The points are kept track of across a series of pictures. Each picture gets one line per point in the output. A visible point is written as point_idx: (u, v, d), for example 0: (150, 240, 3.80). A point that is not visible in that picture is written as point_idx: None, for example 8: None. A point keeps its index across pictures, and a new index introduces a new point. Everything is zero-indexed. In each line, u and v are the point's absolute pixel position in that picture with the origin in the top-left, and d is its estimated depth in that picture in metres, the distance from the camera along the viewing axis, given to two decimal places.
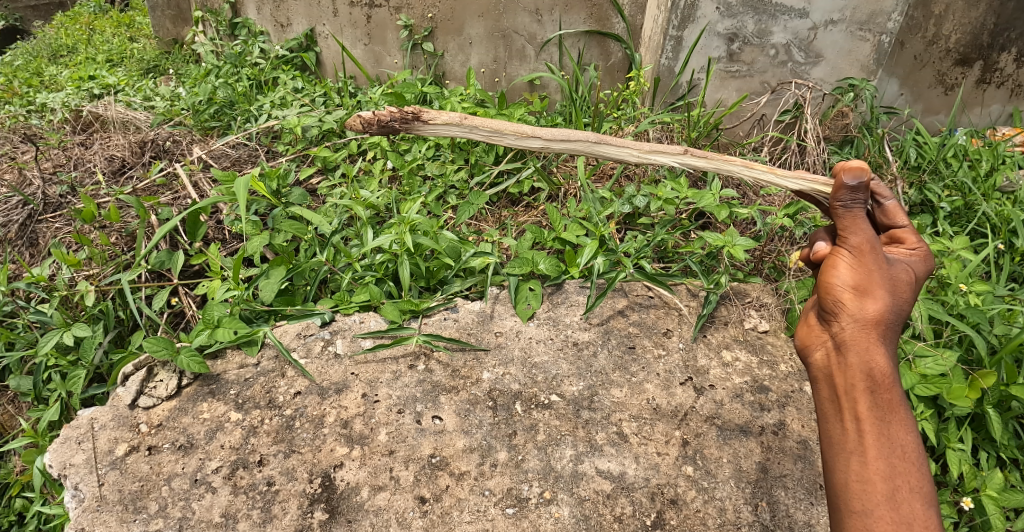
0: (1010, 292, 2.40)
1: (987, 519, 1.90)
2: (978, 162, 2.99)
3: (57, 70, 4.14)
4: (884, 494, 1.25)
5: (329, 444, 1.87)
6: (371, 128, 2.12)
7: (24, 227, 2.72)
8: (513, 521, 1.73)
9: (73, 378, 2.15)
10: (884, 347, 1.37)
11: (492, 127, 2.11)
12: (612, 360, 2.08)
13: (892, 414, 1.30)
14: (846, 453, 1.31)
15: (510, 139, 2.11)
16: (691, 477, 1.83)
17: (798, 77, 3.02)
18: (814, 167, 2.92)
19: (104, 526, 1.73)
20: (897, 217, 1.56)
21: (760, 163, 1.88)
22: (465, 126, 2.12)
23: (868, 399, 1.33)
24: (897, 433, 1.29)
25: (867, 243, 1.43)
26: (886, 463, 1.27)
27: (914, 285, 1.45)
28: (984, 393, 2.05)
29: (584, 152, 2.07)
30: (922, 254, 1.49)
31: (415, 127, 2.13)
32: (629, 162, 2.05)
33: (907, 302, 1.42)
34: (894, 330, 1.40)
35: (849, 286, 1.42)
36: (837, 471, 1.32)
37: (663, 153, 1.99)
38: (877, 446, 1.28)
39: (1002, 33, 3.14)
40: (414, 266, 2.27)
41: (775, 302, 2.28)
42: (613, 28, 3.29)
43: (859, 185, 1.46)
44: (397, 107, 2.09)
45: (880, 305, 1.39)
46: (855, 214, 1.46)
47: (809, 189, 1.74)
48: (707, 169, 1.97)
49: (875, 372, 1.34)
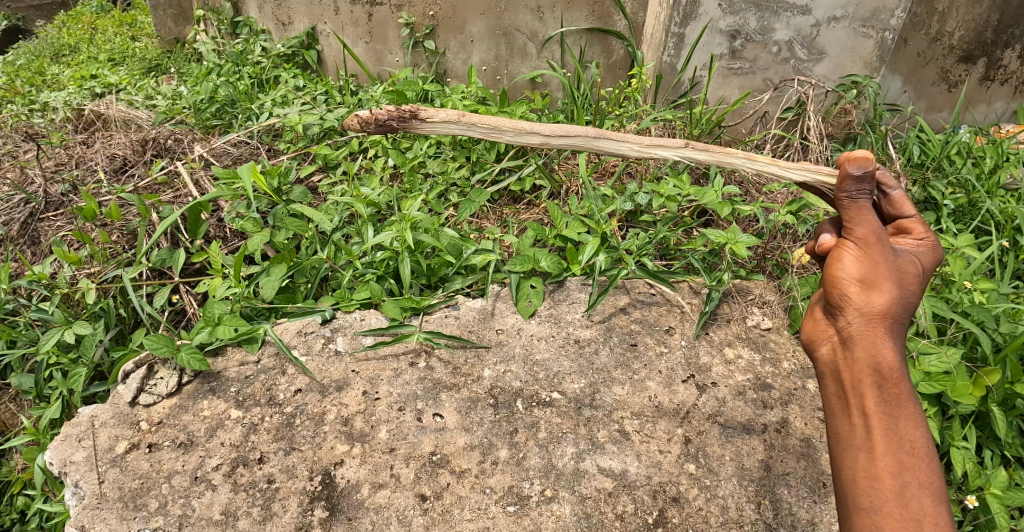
0: (1014, 290, 2.39)
1: (991, 517, 1.88)
2: (982, 159, 2.97)
3: (59, 70, 4.13)
4: (893, 491, 1.24)
5: (330, 443, 1.86)
6: (369, 127, 2.09)
7: (26, 226, 2.71)
8: (514, 520, 1.72)
9: (73, 376, 2.14)
10: (892, 341, 1.36)
11: (491, 124, 2.06)
12: (613, 358, 2.07)
13: (900, 409, 1.29)
14: (853, 449, 1.30)
15: (509, 136, 2.07)
16: (694, 475, 1.82)
17: (801, 73, 3.01)
18: (816, 165, 2.91)
19: (104, 524, 1.72)
20: (905, 207, 1.54)
21: (763, 156, 1.86)
22: (464, 123, 2.07)
23: (876, 395, 1.31)
24: (905, 429, 1.28)
25: (873, 234, 1.42)
26: (894, 459, 1.26)
27: (922, 275, 1.44)
28: (989, 390, 2.03)
29: (584, 148, 2.02)
30: (930, 245, 1.47)
31: (412, 125, 2.09)
32: (631, 158, 2.01)
33: (916, 293, 1.41)
34: (902, 323, 1.39)
35: (855, 279, 1.41)
36: (843, 467, 1.31)
37: (664, 146, 1.97)
38: (884, 442, 1.27)
39: (1006, 30, 3.12)
40: (415, 263, 2.27)
41: (777, 300, 2.27)
42: (615, 25, 3.28)
43: (865, 175, 1.44)
44: (394, 105, 2.05)
45: (887, 298, 1.37)
46: (861, 205, 1.45)
47: (814, 180, 1.73)
48: (709, 163, 1.97)
49: (882, 366, 1.33)
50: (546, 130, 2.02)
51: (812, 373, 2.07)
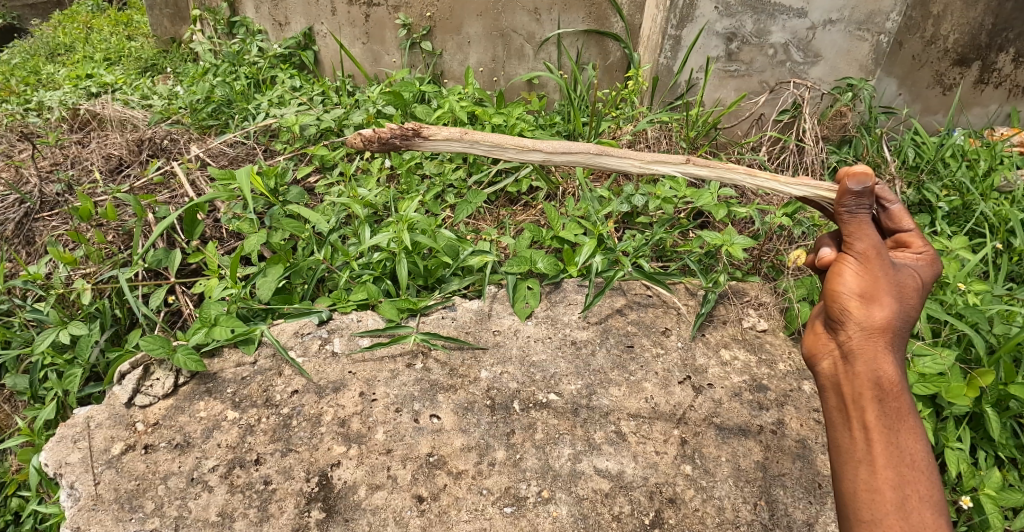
0: (1008, 292, 2.40)
1: (985, 518, 1.89)
2: (976, 161, 2.99)
3: (54, 69, 4.11)
4: (894, 504, 1.25)
5: (326, 444, 1.86)
6: (373, 146, 2.07)
7: (21, 226, 2.70)
8: (511, 520, 1.72)
9: (69, 377, 2.13)
10: (893, 355, 1.36)
11: (494, 141, 2.00)
12: (610, 359, 2.08)
13: (901, 423, 1.30)
14: (854, 462, 1.31)
15: (511, 153, 2.00)
16: (690, 476, 1.82)
17: (797, 76, 3.02)
18: (813, 167, 2.94)
19: (100, 525, 1.72)
20: (903, 220, 1.55)
21: (762, 171, 1.86)
22: (466, 141, 2.02)
23: (877, 408, 1.32)
24: (905, 443, 1.29)
25: (873, 249, 1.43)
26: (895, 471, 1.27)
27: (921, 289, 1.45)
28: (982, 392, 2.05)
29: (585, 164, 2.00)
30: (929, 258, 1.48)
31: (416, 143, 2.06)
32: (632, 173, 2.01)
33: (915, 307, 1.42)
34: (902, 337, 1.40)
35: (855, 294, 1.42)
36: (844, 480, 1.32)
37: (665, 163, 1.97)
38: (885, 456, 1.28)
39: (1000, 33, 3.14)
40: (412, 265, 2.28)
41: (773, 301, 2.28)
42: (612, 27, 3.30)
43: (864, 191, 1.45)
44: (396, 123, 2.02)
45: (887, 313, 1.38)
46: (860, 220, 1.46)
47: (812, 195, 1.75)
48: (709, 179, 1.95)
49: (882, 381, 1.34)
50: (547, 147, 2.01)
51: (807, 374, 2.09)
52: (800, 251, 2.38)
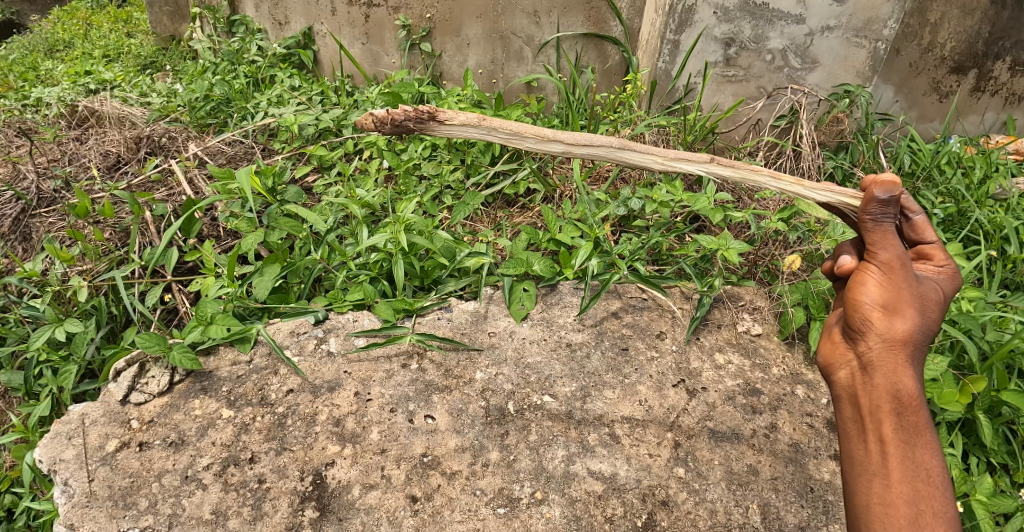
0: (1002, 299, 2.41)
1: (976, 523, 1.89)
2: (972, 169, 3.01)
3: (52, 65, 4.10)
4: (907, 518, 1.26)
5: (321, 443, 1.87)
6: (386, 127, 2.11)
7: (18, 222, 2.70)
8: (504, 521, 1.73)
9: (64, 373, 2.14)
10: (912, 369, 1.37)
11: (511, 130, 2.08)
12: (605, 362, 2.09)
13: (918, 437, 1.31)
14: (868, 475, 1.33)
15: (530, 143, 2.09)
16: (683, 478, 1.83)
17: (795, 82, 3.03)
18: (808, 172, 2.98)
19: (93, 522, 1.71)
20: (925, 232, 1.55)
21: (786, 175, 1.87)
22: (483, 128, 2.09)
23: (894, 421, 1.33)
24: (922, 457, 1.30)
25: (896, 259, 1.43)
26: (909, 486, 1.28)
27: (942, 303, 1.47)
28: (975, 399, 2.06)
29: (608, 158, 2.04)
30: (950, 273, 1.50)
31: (430, 127, 2.10)
32: (654, 169, 2.04)
33: (936, 321, 1.43)
34: (921, 350, 1.40)
35: (877, 305, 1.42)
36: (857, 492, 1.34)
37: (689, 161, 1.97)
38: (900, 470, 1.29)
39: (997, 42, 3.15)
40: (409, 266, 2.30)
41: (768, 306, 2.29)
42: (611, 31, 3.32)
43: (890, 199, 1.45)
44: (412, 106, 2.07)
45: (909, 325, 1.39)
46: (885, 229, 1.46)
47: (836, 202, 1.74)
48: (732, 179, 1.97)
49: (901, 394, 1.35)
50: (568, 139, 2.07)
51: (801, 379, 2.10)
52: (796, 255, 2.37)
